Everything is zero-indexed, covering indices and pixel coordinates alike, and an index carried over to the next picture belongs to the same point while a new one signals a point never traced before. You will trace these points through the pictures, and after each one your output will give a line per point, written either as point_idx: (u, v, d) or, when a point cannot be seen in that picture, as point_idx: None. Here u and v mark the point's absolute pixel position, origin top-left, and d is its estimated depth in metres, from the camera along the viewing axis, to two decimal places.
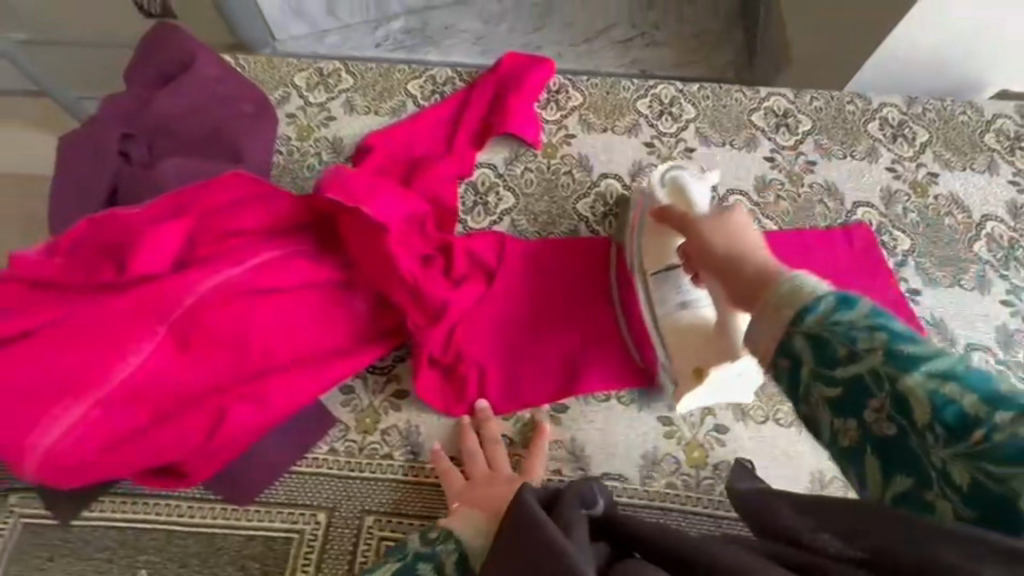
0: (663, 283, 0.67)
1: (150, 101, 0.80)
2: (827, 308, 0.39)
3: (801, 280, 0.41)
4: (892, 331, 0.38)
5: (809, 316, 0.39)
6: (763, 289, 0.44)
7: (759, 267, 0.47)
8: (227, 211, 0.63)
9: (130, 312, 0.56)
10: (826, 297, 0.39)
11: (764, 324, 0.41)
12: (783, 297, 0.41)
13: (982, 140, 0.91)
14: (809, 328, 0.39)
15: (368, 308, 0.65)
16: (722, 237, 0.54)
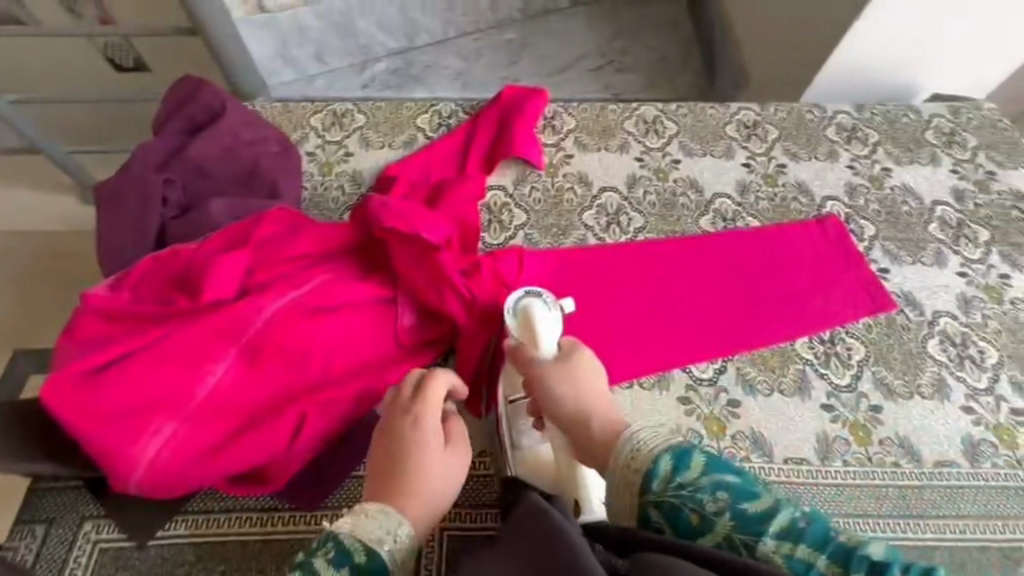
0: (517, 415, 0.67)
1: (184, 148, 0.87)
2: (667, 472, 0.52)
3: (651, 445, 0.54)
4: (734, 489, 0.50)
5: (655, 480, 0.52)
6: (614, 452, 0.56)
7: (602, 428, 0.58)
8: (280, 243, 0.70)
9: (206, 334, 0.61)
10: (665, 462, 0.52)
11: (622, 481, 0.54)
12: (637, 462, 0.53)
13: (923, 137, 1.04)
14: (658, 497, 0.51)
15: (412, 320, 0.71)
16: (568, 390, 0.61)
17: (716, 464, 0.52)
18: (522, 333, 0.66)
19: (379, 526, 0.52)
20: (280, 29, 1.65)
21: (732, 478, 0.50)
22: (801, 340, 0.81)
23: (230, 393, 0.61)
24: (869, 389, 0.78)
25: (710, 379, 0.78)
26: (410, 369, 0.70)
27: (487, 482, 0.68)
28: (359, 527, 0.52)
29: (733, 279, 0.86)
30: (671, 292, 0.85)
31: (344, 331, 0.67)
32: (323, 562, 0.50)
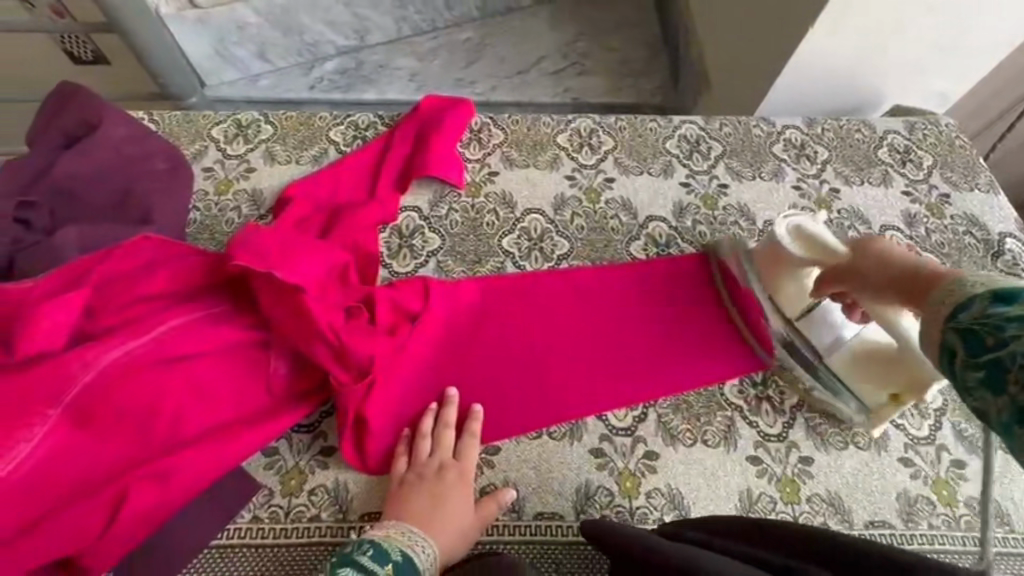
0: (820, 321, 0.71)
1: (54, 164, 0.78)
2: (982, 302, 0.35)
3: (984, 279, 0.38)
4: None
5: (966, 309, 0.36)
6: (933, 294, 0.41)
7: (923, 276, 0.46)
8: (131, 280, 0.61)
9: (24, 394, 0.53)
10: (978, 297, 0.36)
11: (930, 318, 0.39)
12: (955, 295, 0.38)
13: (877, 155, 0.98)
14: (959, 323, 0.36)
15: (287, 369, 0.64)
16: (893, 257, 0.53)
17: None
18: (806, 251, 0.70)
19: (409, 538, 0.56)
20: (215, 26, 1.55)
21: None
22: (731, 383, 0.74)
23: (45, 465, 0.53)
24: (800, 439, 0.71)
25: (627, 429, 0.70)
26: (275, 429, 0.61)
27: None
28: (395, 538, 0.55)
29: (644, 313, 0.79)
30: (568, 330, 0.77)
31: (196, 386, 0.59)
32: (364, 561, 0.52)
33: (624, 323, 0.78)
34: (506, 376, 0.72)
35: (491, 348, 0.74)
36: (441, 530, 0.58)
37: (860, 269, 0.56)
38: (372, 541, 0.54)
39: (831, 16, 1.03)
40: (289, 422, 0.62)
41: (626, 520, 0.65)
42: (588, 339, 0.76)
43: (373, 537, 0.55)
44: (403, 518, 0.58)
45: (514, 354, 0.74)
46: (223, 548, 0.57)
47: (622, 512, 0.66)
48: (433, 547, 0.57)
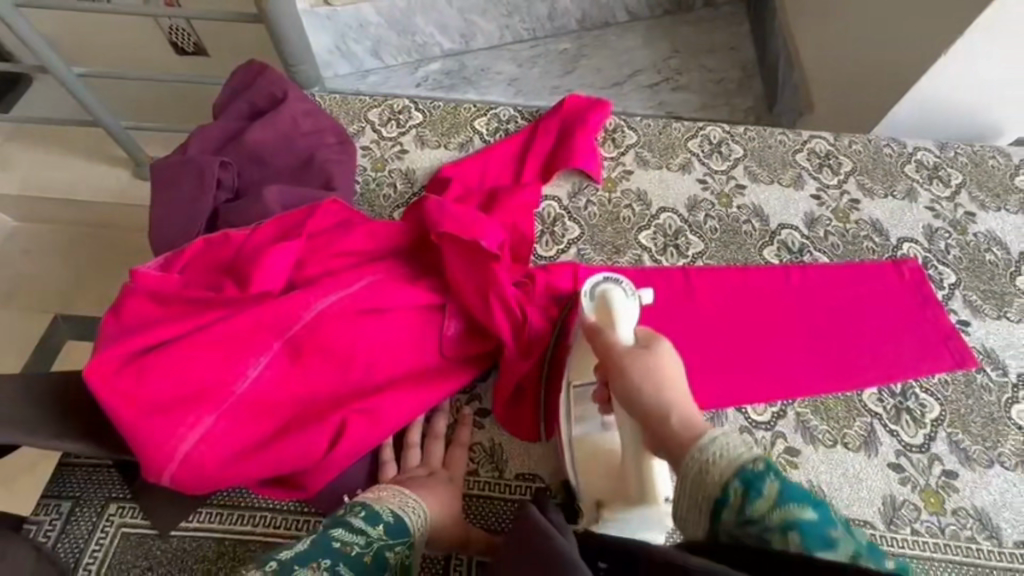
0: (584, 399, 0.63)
1: (244, 133, 0.86)
2: (738, 500, 0.42)
3: (723, 450, 0.45)
4: (804, 527, 0.41)
5: (727, 509, 0.43)
6: (682, 454, 0.47)
7: (679, 428, 0.49)
8: (332, 236, 0.68)
9: (252, 326, 0.59)
10: (734, 486, 0.43)
11: (692, 492, 0.45)
12: (710, 478, 0.44)
13: (1013, 183, 0.97)
14: (727, 525, 0.43)
15: (459, 331, 0.68)
16: (653, 386, 0.52)
17: (791, 488, 0.42)
18: (600, 317, 0.60)
19: (400, 500, 0.59)
20: (341, 23, 1.68)
21: (809, 516, 0.41)
22: (869, 392, 0.75)
23: (266, 392, 0.58)
24: (943, 453, 0.71)
25: (766, 423, 0.73)
26: (452, 385, 0.65)
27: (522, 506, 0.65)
28: (386, 500, 0.59)
29: (768, 317, 0.81)
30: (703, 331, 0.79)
31: (384, 337, 0.64)
32: (359, 520, 0.56)
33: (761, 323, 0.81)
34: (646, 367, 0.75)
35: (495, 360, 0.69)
36: (430, 495, 0.61)
37: (622, 382, 0.53)
38: (364, 503, 0.58)
39: (969, 42, 1.03)
40: (459, 383, 0.66)
41: None
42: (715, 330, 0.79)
43: (365, 500, 0.59)
44: (398, 485, 0.61)
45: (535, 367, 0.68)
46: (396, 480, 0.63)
47: None
48: (424, 508, 0.59)
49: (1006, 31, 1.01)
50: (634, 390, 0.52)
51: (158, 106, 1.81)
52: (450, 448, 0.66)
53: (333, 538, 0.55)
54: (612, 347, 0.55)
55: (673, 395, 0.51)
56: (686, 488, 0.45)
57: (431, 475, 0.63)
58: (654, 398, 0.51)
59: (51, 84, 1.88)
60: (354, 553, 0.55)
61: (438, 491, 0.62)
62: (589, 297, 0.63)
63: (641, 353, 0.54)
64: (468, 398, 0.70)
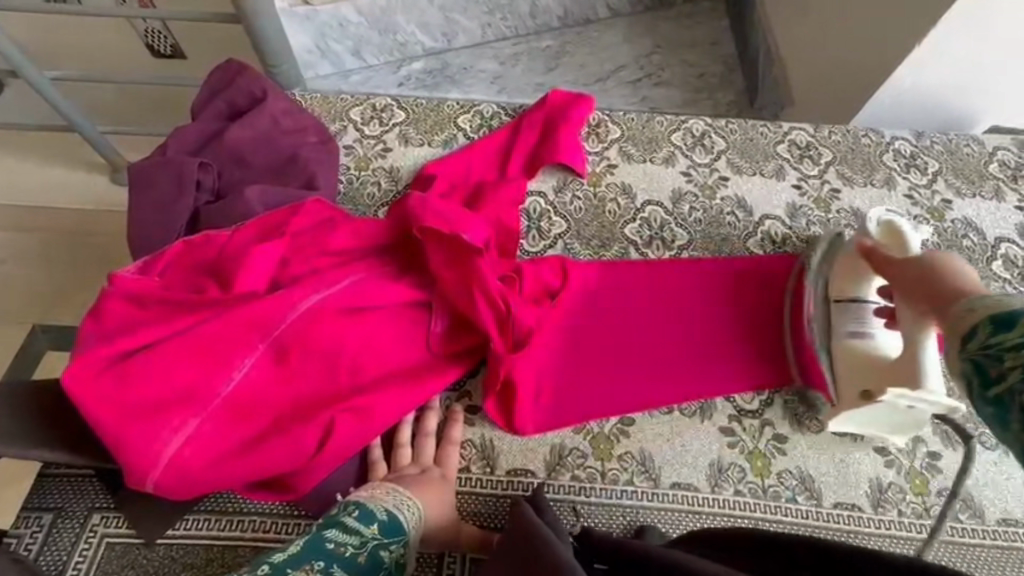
0: (847, 309, 0.71)
1: (223, 134, 0.85)
2: (986, 332, 0.39)
3: (997, 301, 0.41)
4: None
5: (973, 338, 0.39)
6: (951, 307, 0.45)
7: (953, 291, 0.49)
8: (313, 235, 0.66)
9: (234, 329, 0.58)
10: (983, 325, 0.39)
11: (949, 330, 0.43)
12: (971, 316, 0.41)
13: (987, 169, 0.99)
14: (969, 351, 0.39)
15: (446, 329, 0.67)
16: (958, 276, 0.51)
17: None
18: (886, 237, 0.76)
19: (394, 498, 0.59)
20: (320, 22, 1.66)
21: None
22: None
23: (253, 392, 0.58)
24: (927, 435, 0.71)
25: (754, 411, 0.72)
26: (441, 382, 0.65)
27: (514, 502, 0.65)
28: (380, 498, 0.59)
29: None
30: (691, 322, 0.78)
31: (370, 336, 0.64)
32: (355, 518, 0.56)
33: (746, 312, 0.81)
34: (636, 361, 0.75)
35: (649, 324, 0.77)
36: (422, 492, 0.61)
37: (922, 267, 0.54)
38: (357, 502, 0.58)
39: (943, 33, 1.05)
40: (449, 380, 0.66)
41: (759, 497, 0.67)
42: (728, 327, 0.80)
43: (358, 498, 0.58)
44: (391, 482, 0.61)
45: (653, 339, 0.75)
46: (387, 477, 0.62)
47: (755, 490, 0.67)
48: (419, 507, 0.59)
49: (979, 22, 1.03)
50: (920, 271, 0.54)
51: (136, 109, 1.78)
52: (442, 445, 0.65)
53: (327, 539, 0.55)
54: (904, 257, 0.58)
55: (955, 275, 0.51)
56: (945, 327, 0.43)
57: (423, 471, 0.63)
58: (938, 274, 0.52)
59: (23, 88, 1.83)
60: (349, 553, 0.54)
61: (432, 489, 0.61)
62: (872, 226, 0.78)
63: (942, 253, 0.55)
64: (458, 395, 0.69)
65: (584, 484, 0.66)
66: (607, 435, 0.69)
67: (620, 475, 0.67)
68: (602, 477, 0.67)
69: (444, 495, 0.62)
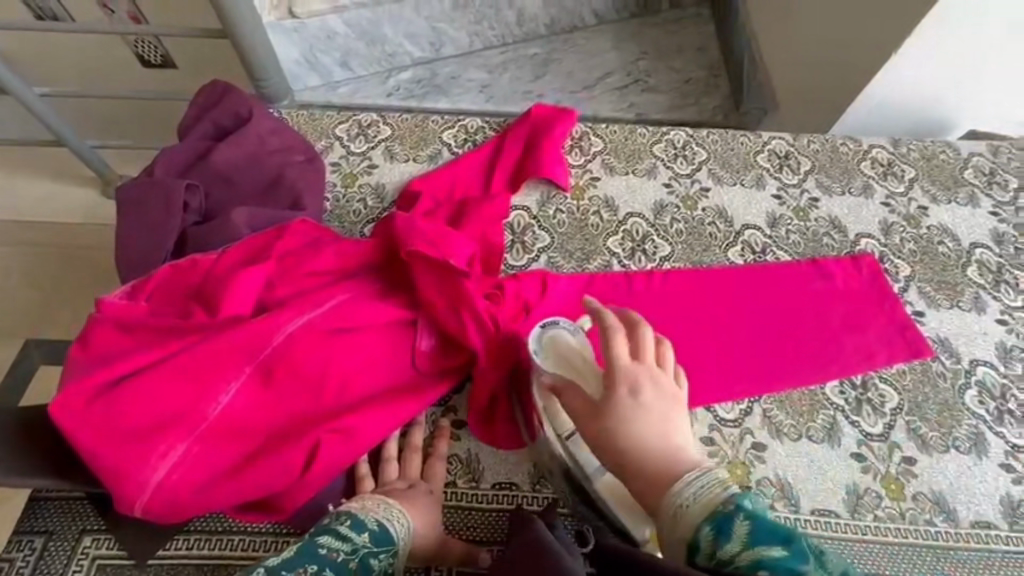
0: (580, 448, 0.64)
1: (210, 154, 0.86)
2: (710, 543, 0.49)
3: (699, 498, 0.52)
4: (773, 565, 0.45)
5: (701, 548, 0.49)
6: (665, 495, 0.54)
7: (659, 465, 0.56)
8: (298, 257, 0.68)
9: (221, 353, 0.59)
10: (705, 531, 0.50)
11: (673, 531, 0.52)
12: (682, 523, 0.52)
13: (962, 176, 1.01)
14: (702, 559, 0.49)
15: (431, 346, 0.68)
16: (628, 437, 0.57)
17: (759, 530, 0.47)
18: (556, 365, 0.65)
19: (384, 509, 0.60)
20: (308, 35, 1.66)
21: (776, 553, 0.45)
22: (831, 384, 0.78)
23: (240, 416, 0.59)
24: (902, 441, 0.74)
25: (735, 421, 0.75)
26: (426, 399, 0.66)
27: (501, 515, 0.66)
28: (370, 509, 0.60)
29: (730, 317, 0.84)
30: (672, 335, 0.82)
31: (356, 356, 0.65)
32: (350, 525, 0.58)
33: (721, 325, 0.83)
34: None
35: None
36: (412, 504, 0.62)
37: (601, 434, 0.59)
38: (350, 512, 0.59)
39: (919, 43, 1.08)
40: (434, 397, 0.67)
41: None
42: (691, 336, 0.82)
43: (350, 509, 0.60)
44: (381, 494, 0.62)
45: None
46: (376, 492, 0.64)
47: None
48: (409, 519, 0.60)
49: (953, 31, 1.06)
50: (608, 435, 0.58)
51: (125, 124, 1.79)
52: (429, 460, 0.67)
53: (320, 545, 0.56)
54: (585, 412, 0.61)
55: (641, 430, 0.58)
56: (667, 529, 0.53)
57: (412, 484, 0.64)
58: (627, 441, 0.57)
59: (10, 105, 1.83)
60: (340, 559, 0.55)
61: (420, 502, 0.63)
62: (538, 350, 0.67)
63: (639, 375, 0.60)
64: (444, 410, 0.71)
65: (569, 496, 0.68)
66: None
67: None
68: None
69: (432, 508, 0.63)
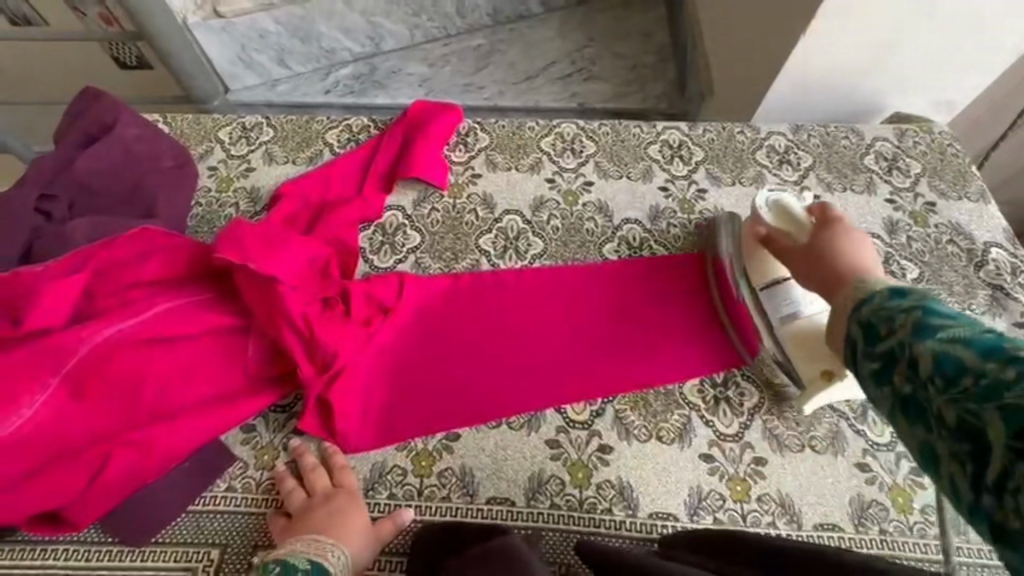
0: (771, 296, 0.74)
1: (75, 162, 0.85)
2: (881, 300, 0.40)
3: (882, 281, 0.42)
4: (929, 310, 0.38)
5: (866, 304, 0.41)
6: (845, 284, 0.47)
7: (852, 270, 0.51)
8: (125, 266, 0.68)
9: (26, 365, 0.60)
10: (882, 291, 0.41)
11: (839, 317, 0.43)
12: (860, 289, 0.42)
13: (862, 162, 0.97)
14: (861, 315, 0.41)
15: (262, 353, 0.69)
16: (850, 262, 0.53)
17: (937, 305, 0.38)
18: (778, 220, 0.73)
19: (313, 545, 0.58)
20: (238, 34, 1.65)
21: (943, 313, 0.37)
22: (690, 384, 0.76)
23: (42, 429, 0.60)
24: (755, 440, 0.72)
25: (583, 423, 0.73)
26: (251, 406, 0.67)
27: None
28: (300, 550, 0.58)
29: (594, 312, 0.82)
30: (531, 332, 0.80)
31: (178, 365, 0.65)
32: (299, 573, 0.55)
33: (583, 321, 0.81)
34: (464, 373, 0.75)
35: (481, 337, 0.79)
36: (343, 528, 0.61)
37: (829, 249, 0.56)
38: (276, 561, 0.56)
39: (836, 17, 0.99)
40: (265, 403, 0.68)
41: (575, 509, 0.68)
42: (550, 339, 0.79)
43: (278, 556, 0.57)
44: (308, 533, 0.60)
45: (479, 352, 0.77)
46: (251, 513, 0.63)
47: (571, 502, 0.68)
48: (339, 540, 0.60)
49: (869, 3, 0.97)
50: (825, 254, 0.56)
51: None
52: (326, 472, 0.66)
53: None
54: (805, 244, 0.60)
55: (857, 249, 0.56)
56: (830, 312, 0.44)
57: (331, 507, 0.63)
58: (835, 253, 0.55)
59: None
60: None
61: (346, 517, 0.62)
62: (767, 208, 0.76)
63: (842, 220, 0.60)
64: (284, 416, 0.69)
65: (400, 501, 0.67)
66: (429, 451, 0.70)
67: (437, 491, 0.68)
68: (419, 494, 0.67)
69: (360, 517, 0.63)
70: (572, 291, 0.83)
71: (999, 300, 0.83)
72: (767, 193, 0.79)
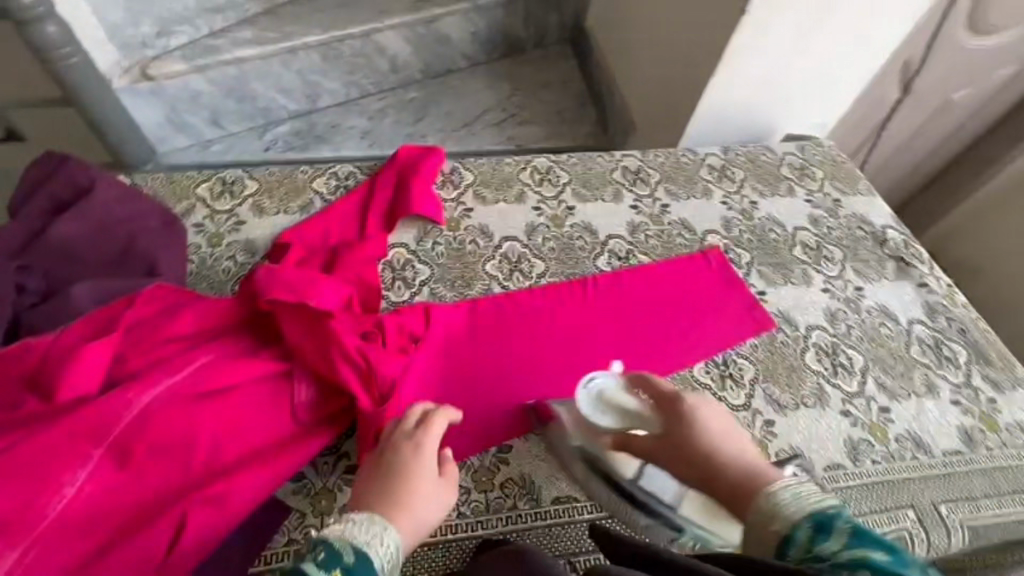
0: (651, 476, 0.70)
1: (47, 229, 0.79)
2: (806, 539, 0.49)
3: (796, 503, 0.53)
4: (877, 562, 0.44)
5: (794, 546, 0.50)
6: (755, 502, 0.55)
7: (743, 477, 0.58)
8: (155, 323, 0.66)
9: (66, 440, 0.56)
10: (804, 524, 0.50)
11: (767, 546, 0.52)
12: (777, 525, 0.52)
13: (781, 172, 1.18)
14: (794, 557, 0.49)
15: (310, 396, 0.68)
16: (717, 445, 0.62)
17: (863, 536, 0.47)
18: (615, 417, 0.70)
19: (367, 531, 0.54)
20: (168, 95, 1.60)
21: (880, 556, 0.44)
22: (698, 367, 0.88)
23: (92, 505, 0.56)
24: (761, 406, 0.84)
25: None
26: (305, 452, 0.65)
27: (417, 553, 0.65)
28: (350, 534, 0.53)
29: (602, 317, 0.91)
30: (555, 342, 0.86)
31: (227, 417, 0.63)
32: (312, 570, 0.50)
33: (594, 327, 0.90)
34: (501, 387, 0.79)
35: (508, 352, 0.83)
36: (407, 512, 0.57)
37: (688, 444, 0.62)
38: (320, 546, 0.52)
39: (737, 58, 1.23)
40: (320, 446, 0.66)
41: None
42: (579, 338, 0.88)
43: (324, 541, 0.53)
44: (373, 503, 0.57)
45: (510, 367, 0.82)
46: None
47: None
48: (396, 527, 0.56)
49: (766, 43, 1.21)
50: (702, 453, 0.62)
51: None
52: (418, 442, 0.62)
53: None
54: (668, 444, 0.64)
55: (714, 432, 0.63)
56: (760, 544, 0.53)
57: (398, 473, 0.59)
58: (699, 445, 0.62)
59: None
60: None
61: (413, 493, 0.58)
62: (592, 406, 0.71)
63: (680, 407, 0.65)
64: (336, 457, 0.68)
65: (470, 519, 0.68)
66: (487, 466, 0.73)
67: (504, 502, 0.70)
68: (487, 508, 0.69)
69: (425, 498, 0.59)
70: (578, 302, 0.92)
71: (903, 269, 1.05)
72: (586, 381, 0.73)
